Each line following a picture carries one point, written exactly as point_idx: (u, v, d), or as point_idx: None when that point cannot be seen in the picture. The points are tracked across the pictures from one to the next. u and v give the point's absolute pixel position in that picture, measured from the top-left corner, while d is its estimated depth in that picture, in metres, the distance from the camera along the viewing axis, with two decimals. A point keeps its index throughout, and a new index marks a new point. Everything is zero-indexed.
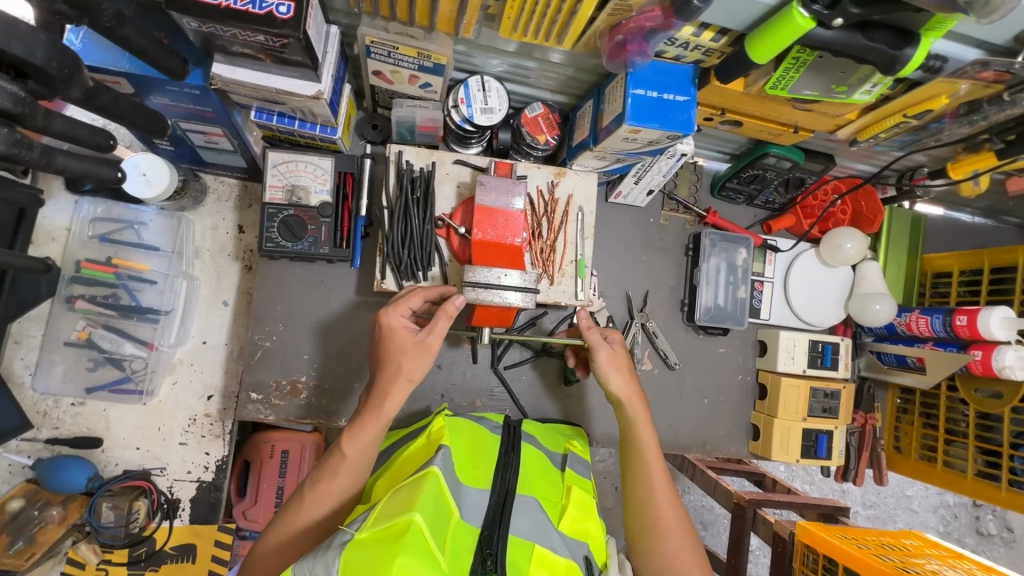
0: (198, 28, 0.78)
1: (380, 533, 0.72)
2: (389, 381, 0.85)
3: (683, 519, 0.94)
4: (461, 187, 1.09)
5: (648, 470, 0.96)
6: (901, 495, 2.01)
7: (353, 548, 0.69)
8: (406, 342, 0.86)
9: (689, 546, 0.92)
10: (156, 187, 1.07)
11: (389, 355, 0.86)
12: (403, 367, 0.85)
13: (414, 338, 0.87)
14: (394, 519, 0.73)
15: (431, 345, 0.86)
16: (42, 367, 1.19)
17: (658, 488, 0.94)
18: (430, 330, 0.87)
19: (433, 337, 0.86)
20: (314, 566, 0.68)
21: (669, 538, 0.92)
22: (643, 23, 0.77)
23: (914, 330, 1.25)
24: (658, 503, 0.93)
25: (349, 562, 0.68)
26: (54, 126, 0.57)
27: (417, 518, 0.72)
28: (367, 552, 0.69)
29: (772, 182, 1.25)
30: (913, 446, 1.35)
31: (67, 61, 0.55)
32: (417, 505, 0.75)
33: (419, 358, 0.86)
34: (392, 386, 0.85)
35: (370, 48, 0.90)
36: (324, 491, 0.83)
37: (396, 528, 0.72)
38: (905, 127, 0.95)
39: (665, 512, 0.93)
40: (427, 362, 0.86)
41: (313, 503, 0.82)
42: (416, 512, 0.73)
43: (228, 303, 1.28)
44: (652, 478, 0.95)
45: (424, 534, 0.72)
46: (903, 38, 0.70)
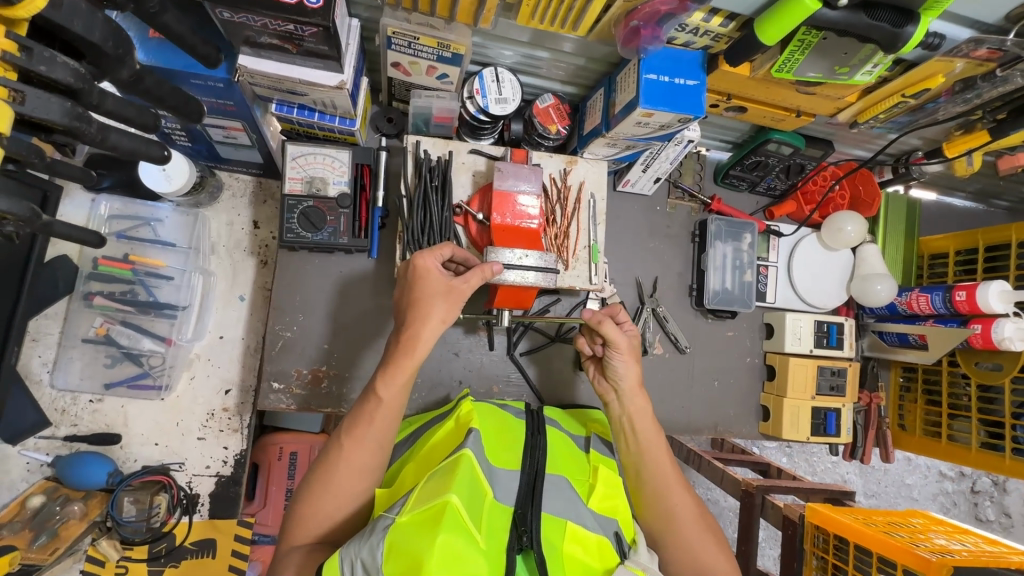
0: (228, 18, 0.80)
1: (420, 515, 0.71)
2: (419, 322, 0.84)
3: (696, 505, 0.94)
4: (477, 176, 1.12)
5: (651, 460, 0.95)
6: (901, 483, 2.05)
7: (396, 530, 0.69)
8: (438, 284, 0.86)
9: (707, 535, 0.93)
10: (176, 181, 1.09)
11: (420, 296, 0.85)
12: (433, 307, 0.85)
13: (443, 281, 0.86)
14: (432, 501, 0.72)
15: (462, 290, 0.87)
16: (60, 365, 1.19)
17: (669, 475, 0.94)
18: (463, 278, 0.88)
19: (465, 284, 0.87)
20: (360, 550, 0.68)
21: (685, 526, 0.92)
22: (658, 8, 0.81)
23: (915, 309, 1.30)
24: (668, 491, 0.93)
25: (392, 544, 0.67)
26: (106, 105, 0.59)
27: (453, 499, 0.71)
28: (408, 534, 0.68)
29: (774, 168, 1.30)
30: (918, 423, 1.39)
31: (120, 41, 0.57)
32: (453, 487, 0.73)
33: (449, 299, 0.86)
34: (421, 328, 0.84)
35: (391, 39, 0.93)
36: (363, 435, 0.81)
37: (433, 510, 0.70)
38: (903, 108, 0.99)
39: (678, 500, 0.93)
40: (457, 305, 0.87)
41: (354, 449, 0.80)
42: (451, 492, 0.72)
43: (244, 298, 1.29)
44: (658, 467, 0.94)
45: (461, 515, 0.70)
46: (904, 16, 0.74)
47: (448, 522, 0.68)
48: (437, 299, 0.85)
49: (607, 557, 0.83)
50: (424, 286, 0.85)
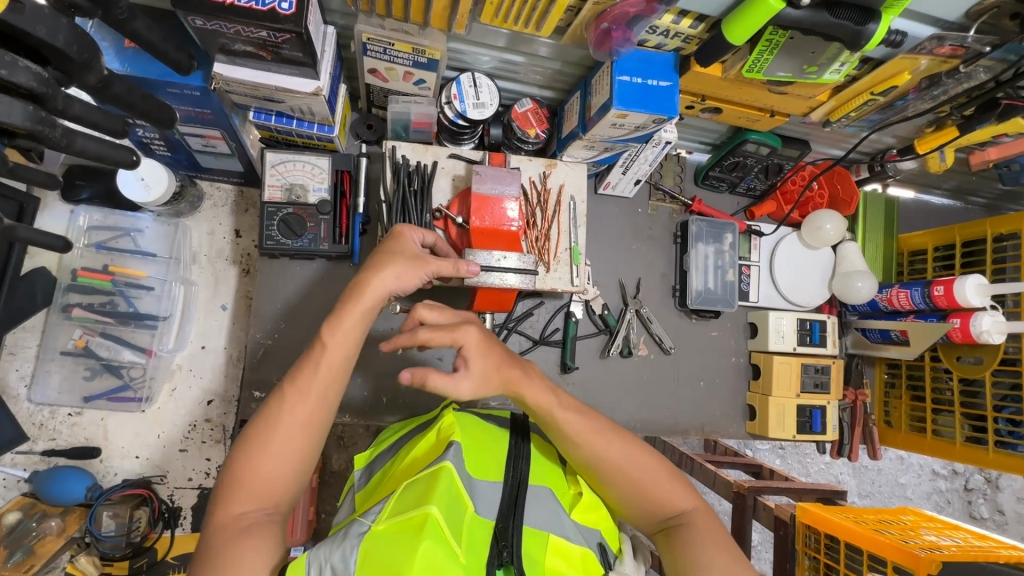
0: (201, 26, 0.81)
1: (399, 524, 0.71)
2: (371, 272, 0.81)
3: (651, 461, 0.90)
4: (456, 180, 1.13)
5: (586, 444, 0.88)
6: (894, 482, 2.05)
7: (372, 540, 0.68)
8: (406, 247, 0.85)
9: (667, 481, 0.89)
10: (154, 191, 1.08)
11: (385, 253, 0.85)
12: (390, 262, 0.82)
13: (414, 248, 0.86)
14: (411, 513, 0.71)
15: (428, 262, 0.84)
16: (38, 378, 1.18)
17: (596, 443, 0.88)
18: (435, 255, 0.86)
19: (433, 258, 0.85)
20: (332, 553, 0.67)
21: (646, 487, 0.88)
22: (627, 10, 0.82)
23: (895, 305, 1.31)
24: (618, 466, 0.88)
25: (366, 553, 0.67)
26: (73, 110, 0.59)
27: (433, 512, 0.71)
28: (384, 543, 0.68)
29: (753, 169, 1.31)
30: (903, 419, 1.39)
31: (87, 46, 0.58)
32: (433, 500, 0.73)
33: (410, 261, 0.83)
34: (374, 277, 0.80)
35: (366, 45, 0.93)
36: (307, 386, 0.77)
37: (411, 522, 0.70)
38: (873, 106, 1.01)
39: (625, 467, 0.88)
40: (421, 272, 0.84)
41: (295, 400, 0.76)
42: (431, 507, 0.71)
43: (226, 307, 1.28)
44: (591, 446, 0.88)
45: (440, 527, 0.70)
46: (866, 14, 0.76)
47: (427, 537, 0.68)
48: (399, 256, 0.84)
49: (591, 570, 0.82)
50: (395, 247, 0.86)
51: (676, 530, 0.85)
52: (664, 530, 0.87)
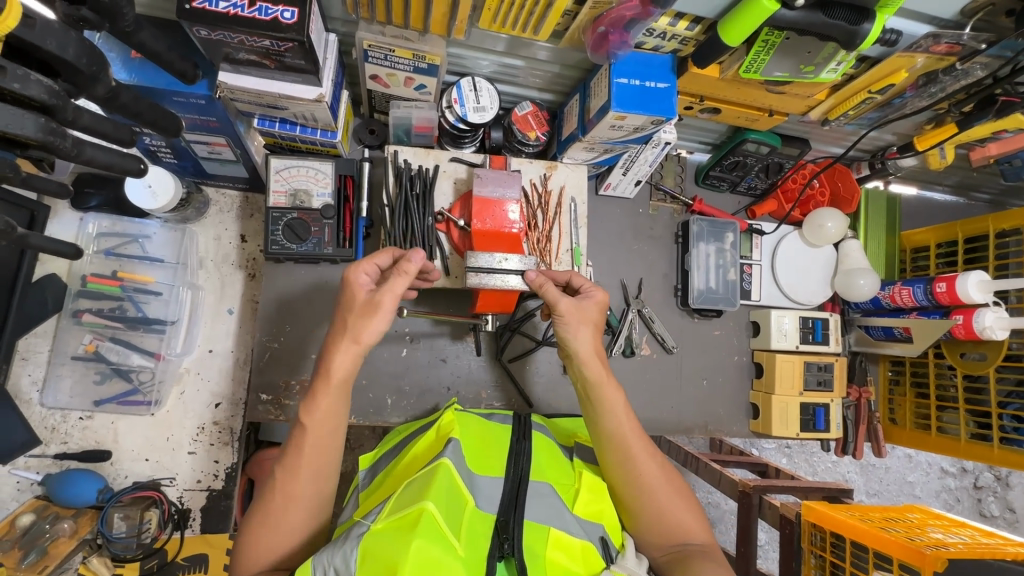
0: (206, 36, 0.82)
1: (397, 522, 0.72)
2: (335, 343, 0.82)
3: (681, 495, 0.92)
4: (458, 183, 1.14)
5: (634, 463, 0.90)
6: (902, 480, 2.04)
7: (372, 537, 0.69)
8: (358, 298, 0.84)
9: (688, 513, 0.91)
10: (161, 198, 1.10)
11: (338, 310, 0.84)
12: (348, 326, 0.82)
13: (367, 297, 0.84)
14: (409, 509, 0.73)
15: (381, 302, 0.81)
16: (50, 383, 1.20)
17: (632, 442, 0.91)
18: (383, 287, 0.82)
19: (384, 295, 0.82)
20: (333, 557, 0.68)
21: (669, 514, 0.90)
22: (622, 13, 0.83)
23: (898, 302, 1.31)
24: (653, 488, 0.90)
25: (365, 550, 0.68)
26: (82, 120, 0.61)
27: (429, 507, 0.71)
28: (384, 539, 0.69)
29: (753, 168, 1.32)
30: (908, 417, 1.39)
31: (95, 59, 0.60)
32: (430, 494, 0.74)
33: (365, 314, 0.82)
34: (337, 348, 0.81)
35: (367, 52, 0.95)
36: (297, 466, 0.80)
37: (409, 518, 0.71)
38: (871, 104, 1.02)
39: (656, 491, 0.90)
40: (378, 320, 0.82)
41: (287, 479, 0.79)
42: (428, 500, 0.73)
43: (233, 311, 1.30)
44: (638, 467, 0.90)
45: (438, 521, 0.71)
46: (860, 14, 0.76)
47: (424, 529, 0.69)
48: (349, 316, 0.83)
49: (591, 562, 0.83)
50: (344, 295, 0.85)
51: (684, 559, 0.86)
52: (671, 556, 0.89)
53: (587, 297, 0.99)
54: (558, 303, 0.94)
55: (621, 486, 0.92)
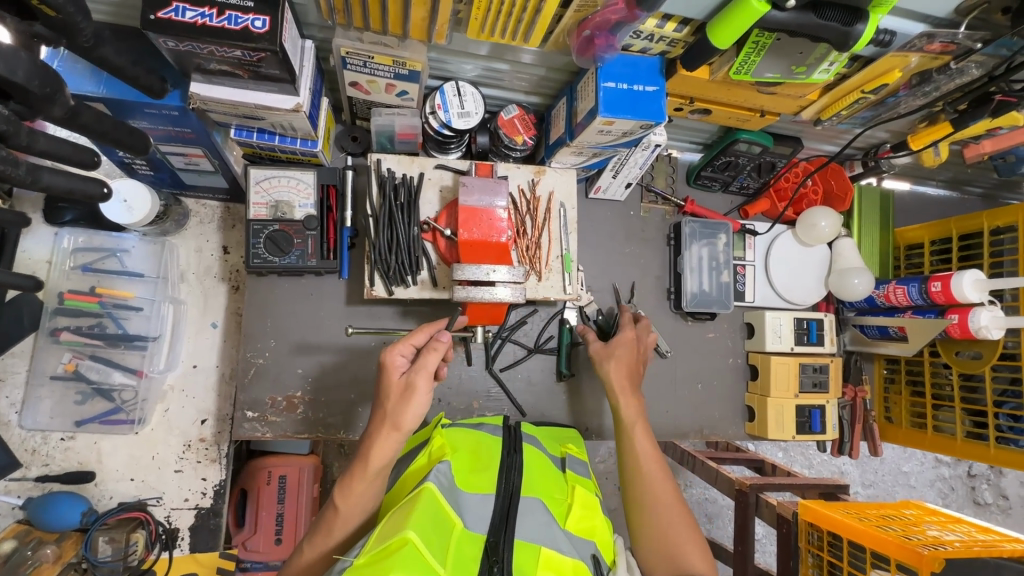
0: (174, 47, 0.79)
1: (377, 554, 0.68)
2: (374, 429, 0.81)
3: (686, 524, 0.91)
4: (443, 191, 1.11)
5: (645, 492, 0.94)
6: (897, 471, 2.04)
7: (352, 571, 0.66)
8: (394, 382, 0.83)
9: (692, 542, 0.89)
10: (137, 213, 1.06)
11: (379, 392, 0.84)
12: (387, 413, 0.81)
13: (401, 378, 0.83)
14: (390, 539, 0.69)
15: (415, 385, 0.81)
16: (29, 404, 1.16)
17: (649, 464, 0.97)
18: (415, 369, 0.82)
19: (417, 377, 0.81)
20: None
21: (673, 536, 0.90)
22: (609, 17, 0.79)
23: (893, 301, 1.29)
24: (660, 513, 0.92)
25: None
26: (38, 145, 0.58)
27: (411, 536, 0.68)
28: (363, 573, 0.65)
29: (745, 167, 1.29)
30: (904, 415, 1.38)
31: (48, 79, 0.56)
32: (412, 522, 0.71)
33: (402, 399, 0.81)
34: (378, 434, 0.80)
35: (346, 59, 0.92)
36: (320, 543, 0.82)
37: (390, 547, 0.68)
38: (864, 103, 1.00)
39: (663, 512, 0.92)
40: (411, 405, 0.80)
41: (313, 554, 0.82)
42: (411, 529, 0.70)
43: (217, 325, 1.27)
44: (646, 493, 0.94)
45: (419, 552, 0.68)
46: (853, 15, 0.74)
47: (405, 560, 0.66)
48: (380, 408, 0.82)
49: None
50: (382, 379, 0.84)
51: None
52: None
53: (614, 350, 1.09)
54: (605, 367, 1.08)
55: (630, 513, 0.95)
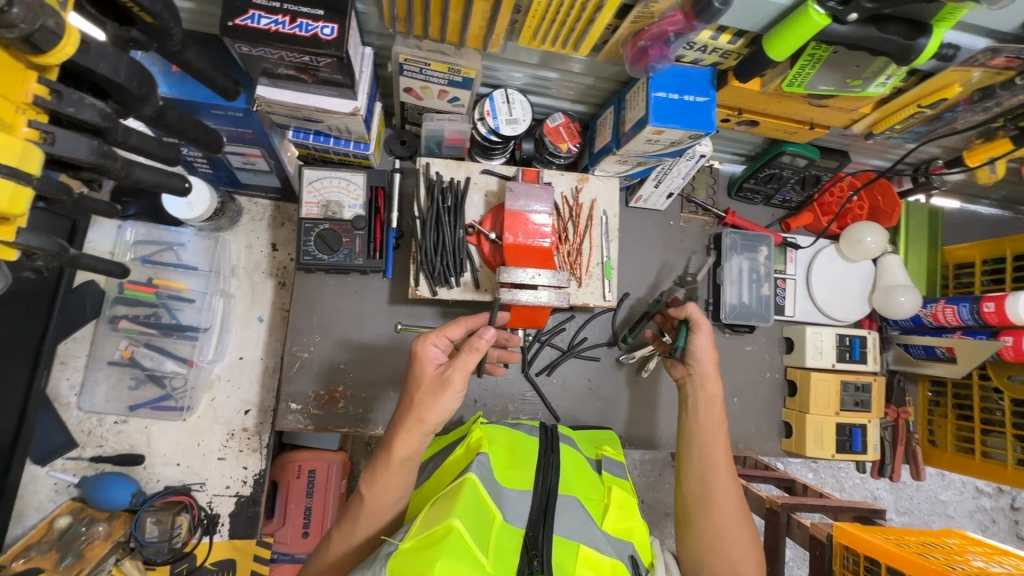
0: (246, 52, 0.83)
1: (423, 540, 0.69)
2: (402, 419, 0.83)
3: (748, 531, 0.91)
4: (488, 196, 1.13)
5: (714, 490, 0.93)
6: (934, 499, 1.97)
7: (399, 555, 0.67)
8: (427, 376, 0.83)
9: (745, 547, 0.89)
10: (197, 208, 1.12)
11: (409, 383, 0.85)
12: (416, 402, 0.82)
13: (435, 371, 0.84)
14: (435, 526, 0.71)
15: (451, 379, 0.82)
16: (87, 387, 1.22)
17: (718, 457, 0.96)
18: (451, 364, 0.83)
19: (453, 371, 0.82)
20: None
21: (727, 532, 0.90)
22: (665, 29, 0.81)
23: (941, 320, 1.26)
24: (720, 508, 0.91)
25: (393, 569, 0.66)
26: (132, 141, 0.63)
27: (457, 525, 0.70)
28: (410, 558, 0.67)
29: (789, 180, 1.28)
30: (949, 439, 1.34)
31: (145, 80, 0.60)
32: (457, 512, 0.73)
33: (434, 390, 0.82)
34: (406, 426, 0.82)
35: (403, 66, 0.95)
36: (346, 529, 0.83)
37: (436, 535, 0.69)
38: (919, 118, 0.98)
39: (724, 507, 0.92)
40: (443, 398, 0.81)
41: (340, 541, 0.83)
42: (455, 517, 0.71)
43: (263, 319, 1.31)
44: (716, 489, 0.93)
45: (464, 542, 0.69)
46: (916, 29, 0.74)
47: (450, 548, 0.67)
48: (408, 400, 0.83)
49: None
50: (413, 371, 0.85)
51: None
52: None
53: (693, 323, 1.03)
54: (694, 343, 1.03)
55: (688, 507, 0.94)
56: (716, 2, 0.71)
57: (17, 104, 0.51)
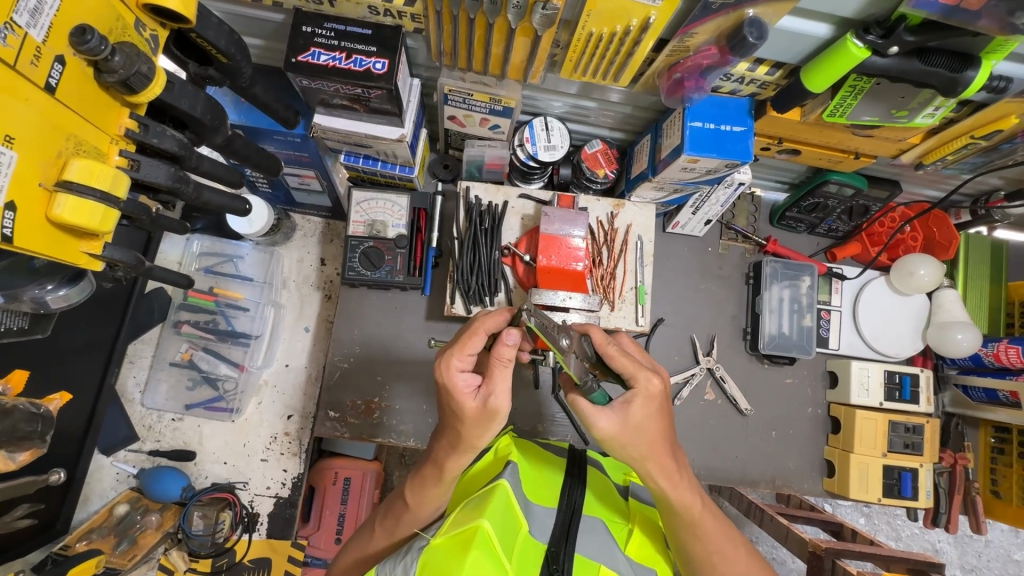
0: (306, 85, 0.90)
1: (454, 538, 0.71)
2: (457, 449, 0.78)
3: None
4: (525, 220, 1.16)
5: (715, 552, 0.82)
6: (1007, 559, 1.76)
7: (430, 550, 0.70)
8: (471, 410, 0.74)
9: None
10: (256, 224, 1.21)
11: (452, 416, 0.77)
12: (465, 434, 0.76)
13: (476, 402, 0.74)
14: (466, 525, 0.71)
15: (498, 408, 0.73)
16: (150, 386, 1.32)
17: (712, 535, 0.82)
18: (491, 392, 0.73)
19: (497, 400, 0.73)
20: (395, 567, 0.70)
21: None
22: (700, 61, 0.83)
23: (1003, 362, 1.18)
24: None
25: (425, 566, 0.68)
26: (202, 167, 0.70)
27: (485, 524, 0.70)
28: (440, 554, 0.69)
29: (834, 210, 1.25)
30: (1014, 491, 1.23)
31: (216, 114, 0.68)
32: (486, 512, 0.73)
33: (480, 423, 0.74)
34: (459, 452, 0.78)
35: (448, 95, 1.01)
36: (389, 527, 0.89)
37: (465, 535, 0.70)
38: (973, 149, 0.95)
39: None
40: (493, 427, 0.74)
41: (381, 535, 0.89)
42: (485, 518, 0.71)
43: (309, 329, 1.39)
44: (715, 551, 0.82)
45: (493, 541, 0.69)
46: (962, 61, 0.73)
47: (476, 546, 0.67)
48: (454, 424, 0.77)
49: None
50: (451, 407, 0.76)
51: None
52: None
53: (630, 394, 0.73)
54: (597, 427, 0.72)
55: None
56: (751, 36, 0.72)
57: (111, 136, 0.60)
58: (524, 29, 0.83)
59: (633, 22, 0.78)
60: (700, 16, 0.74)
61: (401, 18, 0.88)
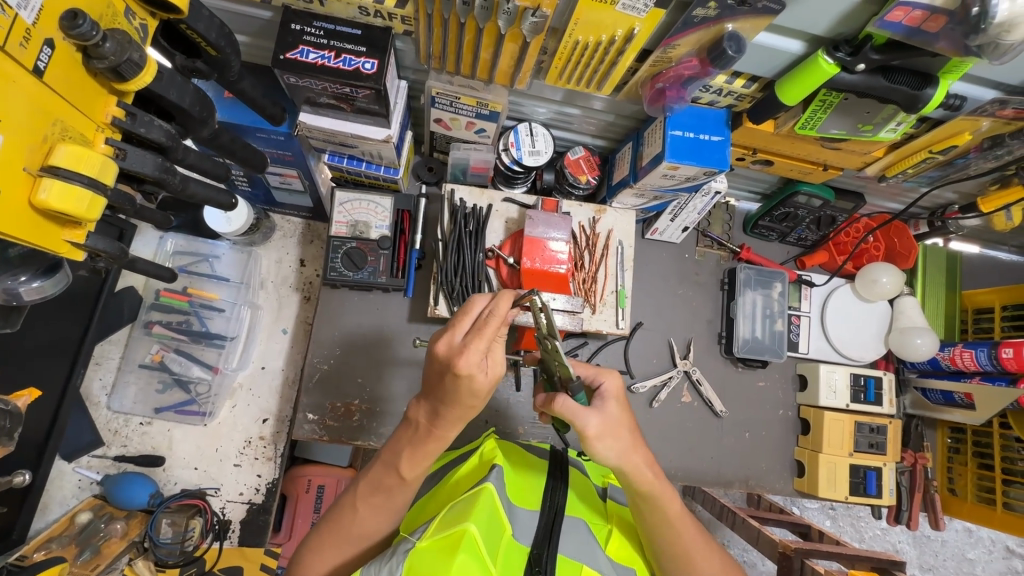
0: (293, 82, 0.90)
1: (440, 541, 0.70)
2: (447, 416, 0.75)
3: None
4: (509, 223, 1.18)
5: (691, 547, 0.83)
6: (961, 557, 1.84)
7: (416, 553, 0.69)
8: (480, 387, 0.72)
9: None
10: (235, 222, 1.19)
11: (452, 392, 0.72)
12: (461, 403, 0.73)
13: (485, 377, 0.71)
14: (451, 528, 0.71)
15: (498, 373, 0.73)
16: (117, 389, 1.28)
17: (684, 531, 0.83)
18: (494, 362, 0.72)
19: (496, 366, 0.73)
20: (380, 568, 0.69)
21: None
22: (681, 72, 0.86)
23: (959, 365, 1.24)
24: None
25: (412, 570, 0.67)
26: (188, 159, 0.70)
27: (471, 528, 0.70)
28: (426, 558, 0.68)
29: (804, 220, 1.30)
30: (969, 488, 1.31)
31: (205, 106, 0.67)
32: (472, 515, 0.73)
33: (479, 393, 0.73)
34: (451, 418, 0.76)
35: (435, 98, 1.02)
36: (379, 505, 0.81)
37: (451, 537, 0.70)
38: (931, 163, 1.01)
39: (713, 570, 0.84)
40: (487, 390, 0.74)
41: (377, 503, 0.81)
42: (470, 521, 0.71)
43: (287, 330, 1.36)
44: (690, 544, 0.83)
45: (480, 545, 0.69)
46: (922, 79, 0.78)
47: (462, 550, 0.67)
48: (464, 402, 0.73)
49: None
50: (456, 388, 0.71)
51: None
52: None
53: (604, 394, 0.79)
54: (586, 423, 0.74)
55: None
56: (730, 50, 0.76)
57: (97, 124, 0.59)
58: (513, 35, 0.84)
59: (617, 32, 0.81)
60: (683, 28, 0.78)
61: (391, 20, 0.88)
